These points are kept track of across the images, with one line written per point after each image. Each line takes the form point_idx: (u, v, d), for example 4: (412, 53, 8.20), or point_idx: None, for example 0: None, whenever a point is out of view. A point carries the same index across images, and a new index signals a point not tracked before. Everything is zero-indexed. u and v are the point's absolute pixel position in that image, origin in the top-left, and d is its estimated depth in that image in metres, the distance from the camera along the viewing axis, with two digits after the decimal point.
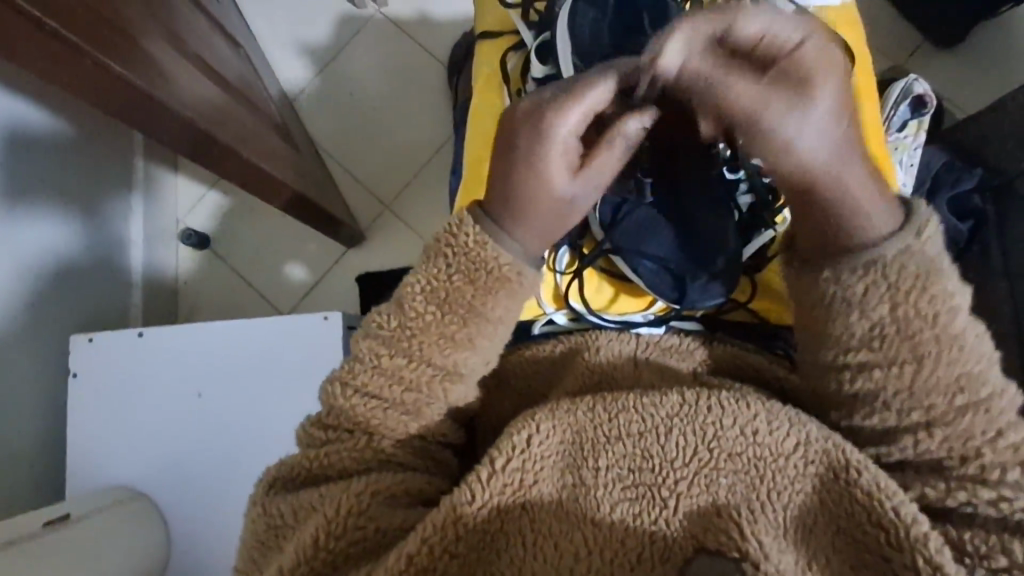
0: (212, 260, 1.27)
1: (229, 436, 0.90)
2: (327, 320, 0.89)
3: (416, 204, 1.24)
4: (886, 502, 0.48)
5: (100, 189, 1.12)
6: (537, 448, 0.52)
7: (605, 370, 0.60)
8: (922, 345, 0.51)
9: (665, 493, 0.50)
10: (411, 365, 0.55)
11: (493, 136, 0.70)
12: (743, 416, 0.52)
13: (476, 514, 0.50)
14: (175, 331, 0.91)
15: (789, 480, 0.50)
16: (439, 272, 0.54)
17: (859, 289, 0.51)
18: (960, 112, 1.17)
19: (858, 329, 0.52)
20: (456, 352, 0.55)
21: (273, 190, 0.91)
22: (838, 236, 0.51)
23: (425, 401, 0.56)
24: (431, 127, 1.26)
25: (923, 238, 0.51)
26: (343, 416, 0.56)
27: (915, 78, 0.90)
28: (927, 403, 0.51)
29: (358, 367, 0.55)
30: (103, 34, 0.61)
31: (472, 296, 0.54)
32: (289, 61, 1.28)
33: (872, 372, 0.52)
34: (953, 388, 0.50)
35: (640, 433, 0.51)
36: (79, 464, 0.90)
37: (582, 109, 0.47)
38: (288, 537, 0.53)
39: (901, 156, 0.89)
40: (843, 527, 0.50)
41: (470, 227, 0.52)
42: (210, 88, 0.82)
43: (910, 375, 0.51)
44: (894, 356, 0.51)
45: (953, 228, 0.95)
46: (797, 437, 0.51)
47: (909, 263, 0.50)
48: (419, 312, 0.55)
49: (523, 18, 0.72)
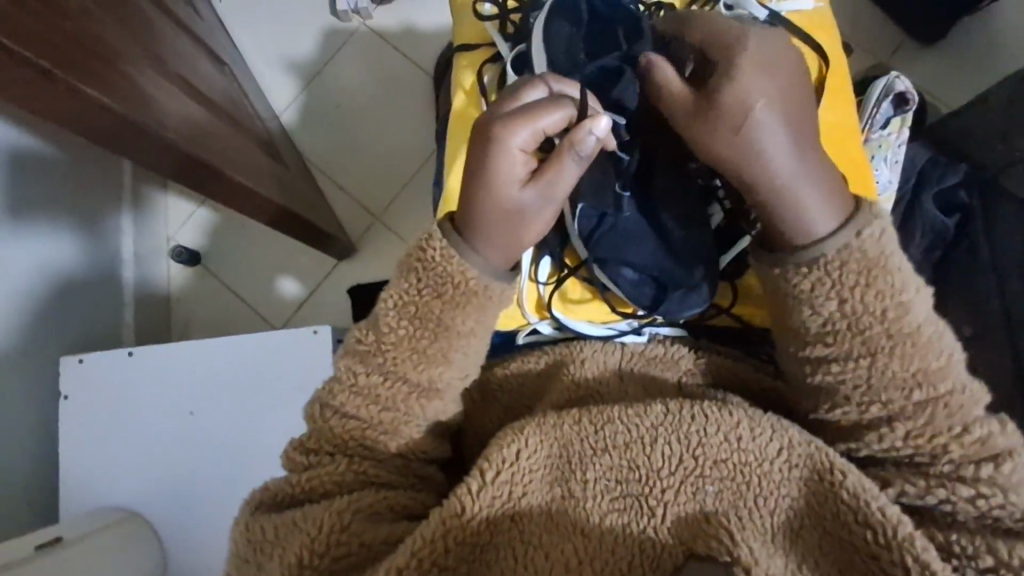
0: (204, 277, 1.27)
1: (223, 456, 0.89)
2: (318, 335, 0.90)
3: (404, 215, 1.25)
4: (871, 504, 0.49)
5: (90, 210, 1.12)
6: (525, 461, 0.52)
7: (592, 385, 0.60)
8: (874, 338, 0.53)
9: (653, 502, 0.50)
10: (386, 383, 0.57)
11: None
12: (727, 423, 0.52)
13: (464, 526, 0.50)
14: (164, 350, 0.91)
15: (774, 484, 0.50)
16: (409, 288, 0.56)
17: (806, 285, 0.54)
18: (944, 107, 1.17)
19: (813, 326, 0.55)
20: (429, 367, 0.57)
21: (259, 206, 0.91)
22: (778, 237, 0.55)
23: (403, 418, 0.57)
24: (416, 141, 1.26)
25: (862, 237, 0.53)
26: (325, 438, 0.58)
27: (896, 75, 0.89)
28: (884, 398, 0.53)
29: (338, 388, 0.58)
30: (83, 62, 0.61)
31: (441, 312, 0.56)
32: (275, 77, 1.29)
33: (831, 367, 0.54)
34: (910, 383, 0.53)
35: (627, 443, 0.52)
36: (73, 487, 0.90)
37: (534, 126, 0.53)
38: (266, 556, 0.53)
39: (884, 154, 0.90)
40: (830, 529, 0.50)
41: (438, 241, 0.55)
42: (194, 108, 0.83)
43: (866, 369, 0.53)
44: (850, 350, 0.54)
45: (938, 224, 0.95)
46: (779, 441, 0.51)
47: (850, 260, 0.53)
48: (392, 327, 0.56)
49: (499, 31, 0.72)
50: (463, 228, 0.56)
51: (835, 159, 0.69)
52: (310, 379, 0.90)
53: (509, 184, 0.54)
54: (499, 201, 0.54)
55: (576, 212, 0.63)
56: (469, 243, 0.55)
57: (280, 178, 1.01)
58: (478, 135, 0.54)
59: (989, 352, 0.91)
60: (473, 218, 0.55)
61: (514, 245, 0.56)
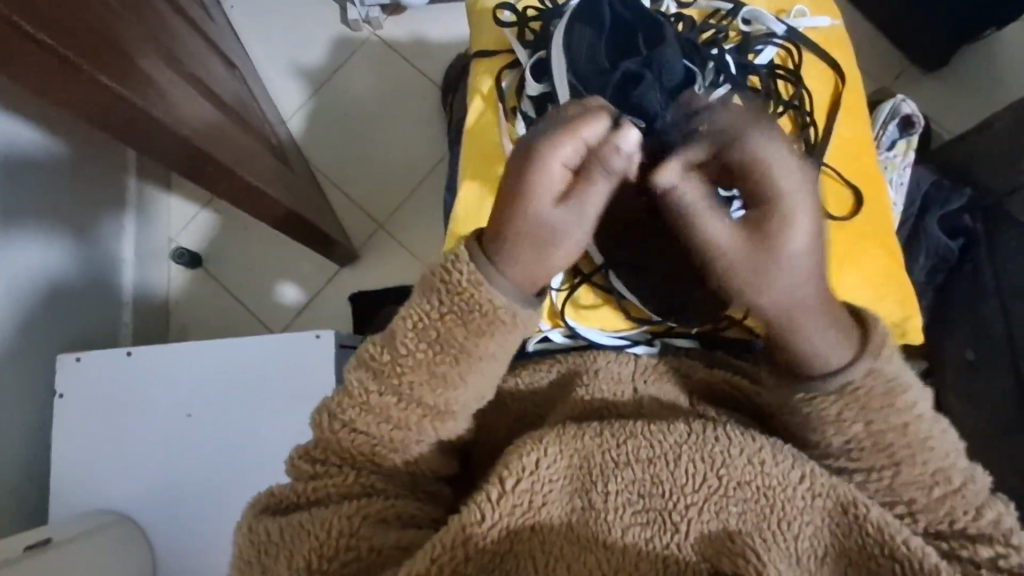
0: (205, 280, 1.26)
1: (219, 461, 0.88)
2: (320, 339, 0.89)
3: (409, 225, 1.24)
4: (896, 537, 0.49)
5: (93, 208, 1.11)
6: (545, 470, 0.51)
7: (608, 401, 0.59)
8: (898, 451, 0.53)
9: (676, 518, 0.50)
10: (400, 404, 0.55)
11: (490, 153, 0.70)
12: (750, 447, 0.52)
13: (485, 534, 0.49)
14: (163, 351, 0.90)
15: (798, 510, 0.50)
16: (430, 311, 0.54)
17: (832, 410, 0.53)
18: (947, 132, 1.18)
19: (836, 441, 0.54)
20: (447, 392, 0.55)
21: (267, 208, 0.91)
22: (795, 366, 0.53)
23: (414, 438, 0.56)
24: (424, 150, 1.26)
25: (884, 360, 0.53)
26: (332, 449, 0.57)
27: (903, 98, 0.91)
28: (907, 497, 0.53)
29: (347, 402, 0.56)
30: (100, 53, 0.61)
31: (464, 338, 0.53)
32: (285, 81, 1.29)
33: (854, 475, 0.54)
34: (929, 481, 0.53)
35: (650, 458, 0.52)
36: (65, 488, 0.88)
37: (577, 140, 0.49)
38: (272, 558, 0.52)
39: (892, 175, 0.90)
40: (854, 558, 0.51)
41: (465, 264, 0.52)
42: (206, 106, 0.83)
43: (889, 478, 0.53)
44: (871, 463, 0.54)
45: (942, 246, 0.95)
46: (802, 469, 0.51)
47: (875, 386, 0.52)
48: (409, 350, 0.54)
49: (518, 38, 0.73)
50: (488, 246, 0.52)
51: (853, 175, 0.70)
52: (312, 388, 0.88)
53: (541, 198, 0.49)
54: (525, 216, 0.50)
55: None
56: (494, 264, 0.52)
57: (287, 181, 1.01)
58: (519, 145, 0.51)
59: (994, 378, 0.90)
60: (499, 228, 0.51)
61: (537, 267, 0.52)
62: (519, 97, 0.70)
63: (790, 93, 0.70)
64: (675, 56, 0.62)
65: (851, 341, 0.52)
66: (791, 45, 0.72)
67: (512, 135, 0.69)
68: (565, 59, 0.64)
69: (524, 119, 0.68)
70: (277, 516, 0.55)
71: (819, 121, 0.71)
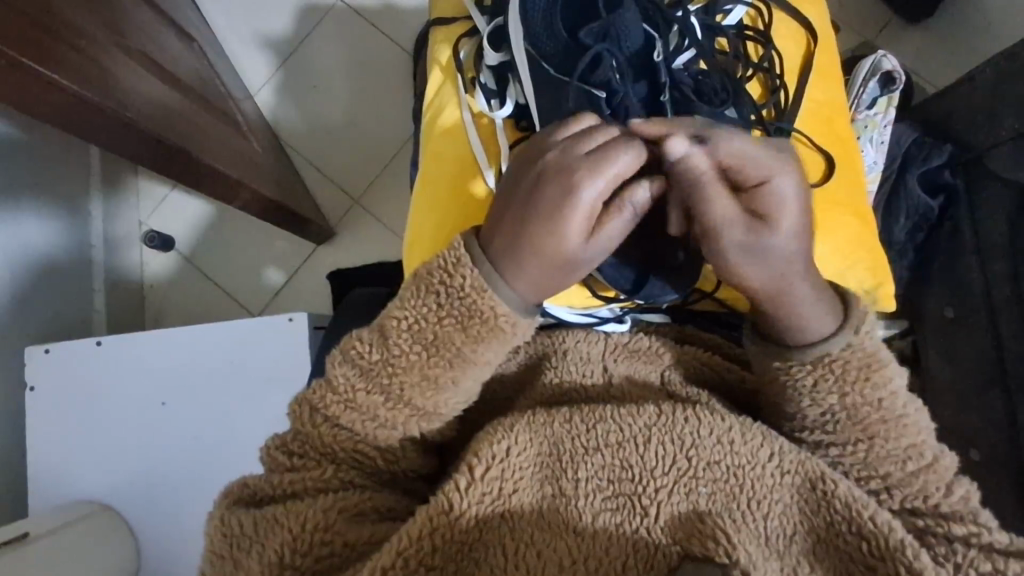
0: (178, 264, 1.23)
1: (200, 451, 0.87)
2: (293, 322, 0.87)
3: (382, 200, 1.22)
4: (864, 513, 0.50)
5: (60, 193, 1.08)
6: (515, 457, 0.51)
7: (578, 386, 0.60)
8: (874, 425, 0.54)
9: (646, 502, 0.50)
10: (388, 404, 0.55)
11: (452, 127, 0.67)
12: (720, 427, 0.52)
13: (451, 524, 0.49)
14: (134, 340, 0.88)
15: (767, 489, 0.51)
16: (429, 313, 0.54)
17: (807, 379, 0.55)
18: (929, 87, 1.16)
19: (812, 413, 0.56)
20: (437, 394, 0.55)
21: (235, 191, 0.89)
22: (775, 330, 0.56)
23: (397, 434, 0.56)
24: (394, 123, 1.23)
25: (861, 335, 0.55)
26: (310, 442, 0.57)
27: (883, 52, 0.88)
28: (882, 472, 0.55)
29: (331, 399, 0.55)
30: (29, 36, 0.58)
31: (462, 343, 0.54)
32: (249, 53, 1.24)
33: (830, 448, 0.56)
34: (902, 455, 0.54)
35: (620, 443, 0.52)
36: (44, 479, 0.87)
37: (610, 177, 0.51)
38: (243, 551, 0.51)
39: (871, 134, 0.88)
40: (823, 536, 0.51)
41: (468, 268, 0.53)
42: (160, 87, 0.80)
43: (864, 453, 0.55)
44: (848, 436, 0.55)
45: (923, 205, 0.94)
46: (770, 447, 0.52)
47: (853, 358, 0.54)
48: (403, 350, 0.54)
49: (475, 5, 0.70)
50: (498, 259, 0.53)
51: (827, 140, 0.68)
52: (289, 376, 0.87)
53: (574, 233, 0.51)
54: (550, 246, 0.52)
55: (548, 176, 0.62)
56: (502, 274, 0.53)
57: (256, 161, 0.98)
58: (550, 175, 0.52)
59: (969, 338, 0.90)
60: (516, 253, 0.52)
61: (550, 291, 0.54)
62: (478, 68, 0.67)
63: (759, 55, 0.67)
64: (633, 22, 0.59)
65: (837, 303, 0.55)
66: (761, 3, 0.68)
67: (473, 109, 0.66)
68: (522, 24, 0.61)
69: (484, 91, 0.65)
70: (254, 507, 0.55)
71: (791, 82, 0.69)
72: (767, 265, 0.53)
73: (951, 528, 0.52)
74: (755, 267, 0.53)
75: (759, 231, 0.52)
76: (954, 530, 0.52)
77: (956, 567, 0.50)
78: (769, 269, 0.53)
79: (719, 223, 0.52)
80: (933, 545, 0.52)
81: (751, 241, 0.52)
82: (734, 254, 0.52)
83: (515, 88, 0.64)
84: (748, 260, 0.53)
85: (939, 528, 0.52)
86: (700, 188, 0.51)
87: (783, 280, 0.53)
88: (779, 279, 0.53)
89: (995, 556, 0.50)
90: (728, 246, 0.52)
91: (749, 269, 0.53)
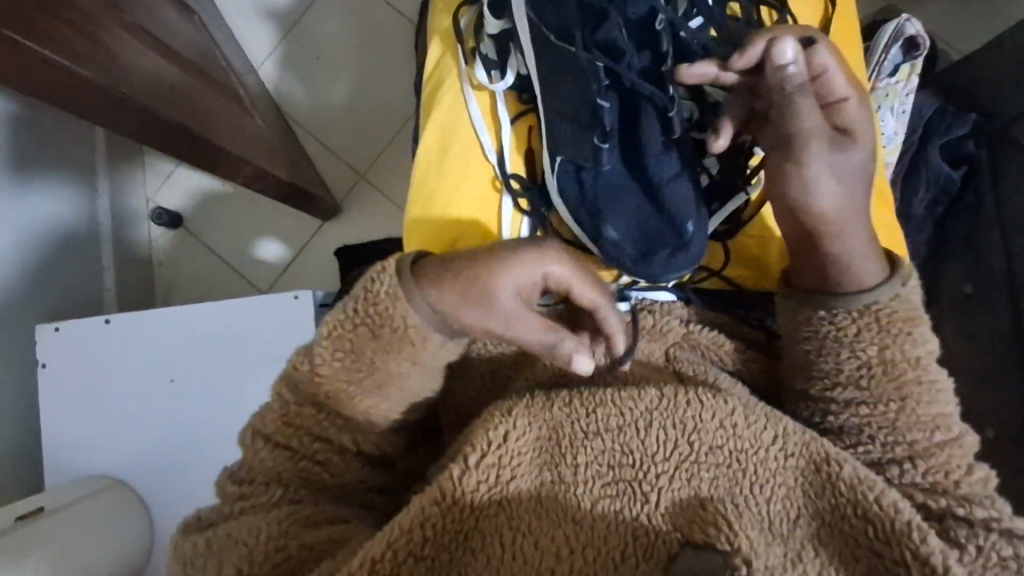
0: (185, 240, 1.23)
1: (209, 427, 0.88)
2: (298, 300, 0.87)
3: (388, 173, 1.20)
4: (868, 495, 0.50)
5: (70, 171, 1.08)
6: (514, 443, 0.51)
7: (575, 365, 0.59)
8: (909, 384, 0.54)
9: (646, 488, 0.49)
10: (320, 416, 0.57)
11: (452, 99, 0.65)
12: (722, 410, 0.52)
13: (444, 513, 0.49)
14: (142, 319, 0.88)
15: (771, 472, 0.51)
16: (346, 320, 0.54)
17: (853, 328, 0.55)
18: (954, 53, 1.10)
19: (847, 368, 0.56)
20: (367, 400, 0.56)
21: (241, 169, 0.88)
22: (822, 279, 0.57)
23: (335, 447, 0.58)
24: (398, 96, 1.20)
25: (908, 287, 0.56)
26: (255, 469, 0.57)
27: (906, 17, 0.83)
28: (909, 439, 0.54)
29: (269, 415, 0.57)
30: (20, 12, 0.57)
31: (375, 351, 0.54)
32: (251, 24, 1.21)
33: (861, 409, 0.55)
34: (930, 425, 0.54)
35: (620, 427, 0.52)
36: (61, 454, 0.89)
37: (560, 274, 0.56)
38: (199, 569, 0.51)
39: (892, 104, 0.84)
40: (828, 520, 0.50)
41: (386, 281, 0.54)
42: (161, 64, 0.78)
43: (894, 414, 0.54)
44: (880, 395, 0.55)
45: (943, 175, 0.90)
46: (774, 430, 0.52)
47: (898, 310, 0.55)
48: (325, 359, 0.55)
49: None
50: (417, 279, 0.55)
51: None
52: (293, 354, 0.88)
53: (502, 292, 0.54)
54: (478, 292, 0.53)
55: (555, 165, 0.60)
56: (415, 288, 0.54)
57: (259, 138, 0.97)
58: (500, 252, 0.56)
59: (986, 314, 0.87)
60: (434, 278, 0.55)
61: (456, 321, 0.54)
62: (478, 39, 0.65)
63: (774, 20, 0.64)
64: None
65: (877, 259, 0.56)
66: None
67: (473, 81, 0.64)
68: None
69: (485, 62, 0.64)
70: (202, 530, 0.55)
71: None
72: (853, 194, 0.56)
73: (973, 510, 0.51)
74: (838, 189, 0.55)
75: (847, 145, 0.55)
76: (974, 513, 0.51)
77: (976, 549, 0.49)
78: (855, 199, 0.56)
79: (804, 133, 0.54)
80: (952, 528, 0.51)
81: (857, 163, 0.56)
82: (816, 157, 0.54)
83: (517, 59, 0.62)
84: (827, 178, 0.55)
85: (959, 510, 0.51)
86: (804, 94, 0.54)
87: (855, 214, 0.56)
88: (852, 207, 0.56)
89: (1012, 541, 0.49)
90: (812, 146, 0.54)
91: (824, 188, 0.55)
